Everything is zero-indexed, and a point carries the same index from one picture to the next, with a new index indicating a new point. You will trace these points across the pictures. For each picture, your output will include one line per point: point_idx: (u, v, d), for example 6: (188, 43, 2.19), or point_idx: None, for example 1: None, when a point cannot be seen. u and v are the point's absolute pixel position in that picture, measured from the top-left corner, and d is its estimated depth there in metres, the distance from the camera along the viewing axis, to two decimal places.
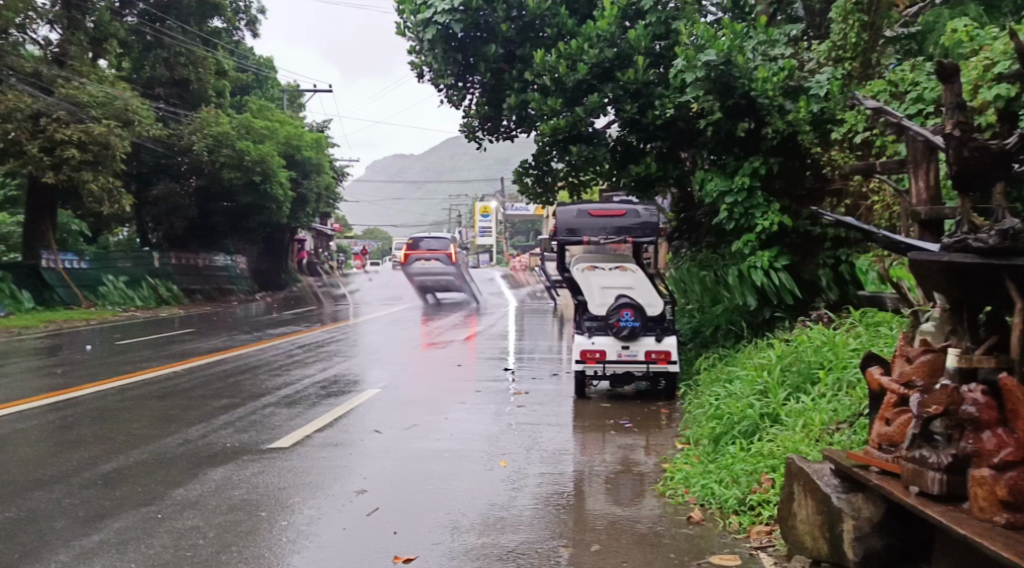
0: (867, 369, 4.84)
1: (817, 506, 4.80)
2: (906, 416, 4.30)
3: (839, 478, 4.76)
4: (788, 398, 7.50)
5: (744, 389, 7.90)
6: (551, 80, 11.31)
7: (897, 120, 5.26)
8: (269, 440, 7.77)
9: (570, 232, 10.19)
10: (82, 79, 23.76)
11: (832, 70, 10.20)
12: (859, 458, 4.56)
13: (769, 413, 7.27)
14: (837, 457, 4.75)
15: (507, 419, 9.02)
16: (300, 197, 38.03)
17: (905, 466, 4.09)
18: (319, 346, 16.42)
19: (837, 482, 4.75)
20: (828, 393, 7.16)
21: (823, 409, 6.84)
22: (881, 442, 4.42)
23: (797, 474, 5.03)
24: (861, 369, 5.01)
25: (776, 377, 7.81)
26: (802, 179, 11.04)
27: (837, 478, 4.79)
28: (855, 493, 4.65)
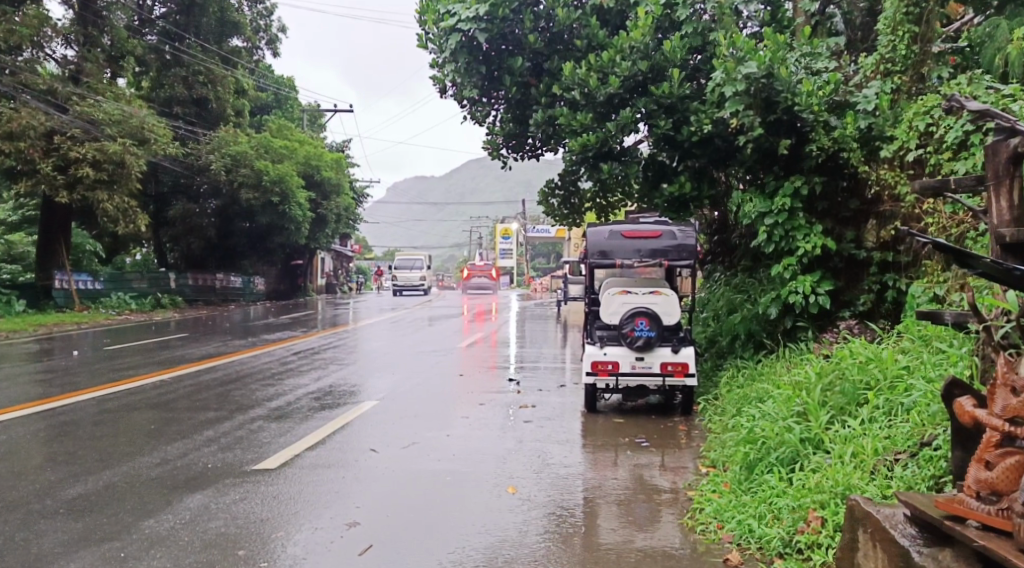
0: (951, 396, 4.01)
1: (893, 559, 3.99)
2: (1014, 459, 3.52)
3: (917, 528, 3.98)
4: (831, 422, 5.66)
5: (778, 407, 6.09)
6: (581, 94, 10.85)
7: (1011, 123, 4.56)
8: (252, 461, 6.96)
9: (602, 255, 9.61)
10: (98, 97, 23.65)
11: (881, 83, 9.70)
12: (947, 507, 3.77)
13: (811, 438, 5.53)
14: (919, 503, 3.94)
15: (519, 439, 8.22)
16: (320, 218, 37.79)
17: (1014, 522, 3.42)
18: (315, 352, 15.82)
19: (915, 533, 3.98)
20: (879, 417, 5.37)
21: (877, 434, 5.17)
22: (980, 490, 3.61)
23: (863, 518, 4.25)
24: (943, 398, 4.12)
25: (816, 396, 5.90)
26: (848, 201, 10.42)
27: (912, 527, 4.04)
28: (938, 546, 3.86)
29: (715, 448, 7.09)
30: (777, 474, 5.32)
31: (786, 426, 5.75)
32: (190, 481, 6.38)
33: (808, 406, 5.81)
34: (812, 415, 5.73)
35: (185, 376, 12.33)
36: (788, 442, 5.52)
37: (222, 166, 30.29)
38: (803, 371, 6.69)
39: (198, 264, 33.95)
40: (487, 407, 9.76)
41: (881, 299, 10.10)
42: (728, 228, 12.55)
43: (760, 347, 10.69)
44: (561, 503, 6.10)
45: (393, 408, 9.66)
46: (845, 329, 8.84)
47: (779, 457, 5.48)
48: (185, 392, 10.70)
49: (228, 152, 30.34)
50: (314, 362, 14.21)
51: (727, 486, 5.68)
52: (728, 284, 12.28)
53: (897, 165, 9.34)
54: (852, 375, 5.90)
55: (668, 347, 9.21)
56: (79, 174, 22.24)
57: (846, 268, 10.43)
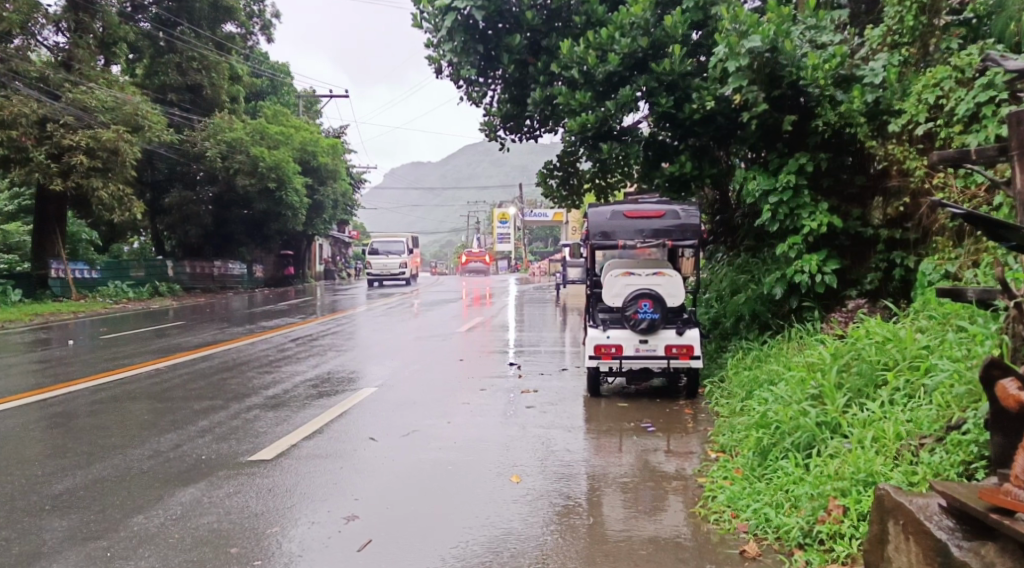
0: (991, 378, 3.82)
1: (930, 554, 3.85)
2: None
3: (956, 520, 3.84)
4: (848, 405, 5.47)
5: (792, 389, 5.89)
6: (580, 72, 10.59)
7: None
8: (247, 453, 6.76)
9: (604, 236, 9.38)
10: (90, 84, 23.33)
11: (888, 57, 9.48)
12: (990, 498, 3.62)
13: (828, 422, 5.33)
14: (957, 493, 3.79)
15: (522, 425, 8.02)
16: (317, 204, 37.52)
17: None
18: (313, 339, 15.62)
19: (954, 525, 3.83)
20: (900, 399, 5.18)
21: (898, 417, 4.99)
22: None
23: (893, 510, 4.10)
24: (980, 381, 3.93)
25: (833, 378, 5.70)
26: (855, 178, 10.18)
27: (949, 518, 3.89)
28: (980, 540, 3.74)
29: (725, 432, 6.88)
30: (794, 460, 5.13)
31: (801, 410, 5.55)
32: (181, 474, 6.17)
33: (824, 388, 5.60)
34: (828, 397, 5.53)
35: (182, 364, 12.11)
36: (802, 426, 5.33)
37: (217, 153, 29.92)
38: (816, 352, 6.49)
39: (195, 252, 33.64)
40: (488, 392, 9.57)
41: (889, 277, 9.86)
42: (731, 208, 12.30)
43: (766, 328, 10.46)
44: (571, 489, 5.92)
45: (392, 396, 9.44)
46: (854, 308, 8.62)
47: (795, 442, 5.28)
48: (181, 381, 10.49)
49: (223, 139, 29.96)
50: (312, 349, 14.00)
51: (740, 472, 5.48)
52: (730, 265, 12.03)
53: (906, 140, 9.09)
54: (869, 355, 5.70)
55: (672, 330, 8.99)
56: (72, 162, 21.94)
57: (853, 246, 10.19)
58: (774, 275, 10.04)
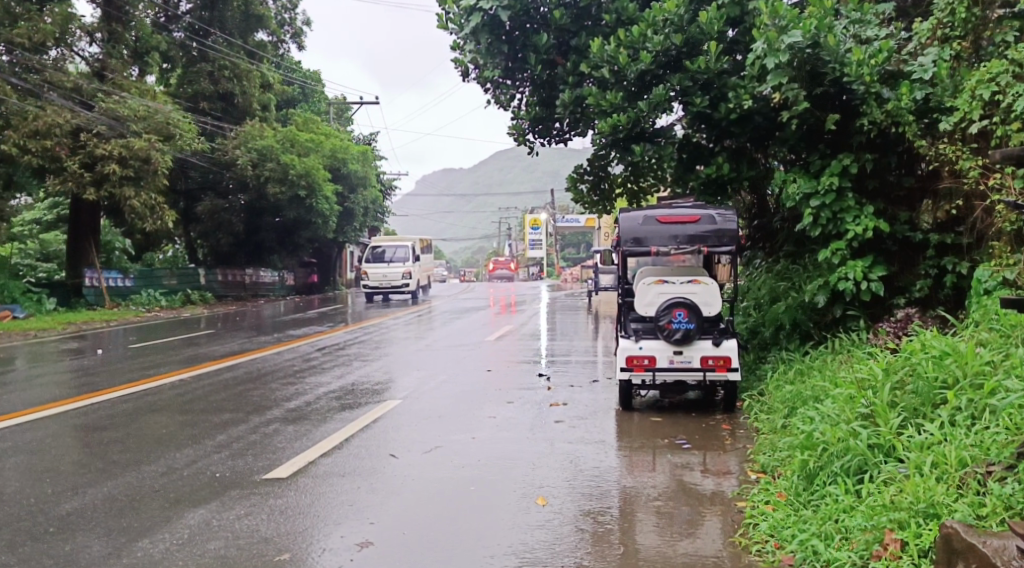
0: None
1: None
2: None
3: None
4: (903, 425, 5.05)
5: (839, 407, 5.48)
6: (610, 72, 10.21)
7: None
8: (264, 469, 6.47)
9: (636, 242, 8.96)
10: (123, 93, 23.41)
11: (938, 51, 9.02)
12: None
13: (880, 444, 4.93)
14: None
15: (550, 440, 7.67)
16: (347, 211, 37.48)
17: None
18: (340, 348, 15.37)
19: None
20: (962, 421, 4.77)
21: (962, 442, 4.58)
22: None
23: (963, 551, 3.82)
24: None
25: (885, 396, 5.29)
26: (901, 179, 9.72)
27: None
28: None
29: (765, 451, 6.47)
30: (844, 485, 4.72)
31: (850, 430, 5.14)
32: (194, 492, 5.89)
33: (876, 407, 5.19)
34: (880, 416, 5.12)
35: (207, 374, 11.89)
36: (852, 447, 4.93)
37: (249, 161, 29.94)
38: (865, 366, 6.06)
39: (227, 260, 33.68)
40: (515, 405, 9.21)
41: (939, 284, 9.38)
42: (768, 212, 11.84)
43: (807, 337, 9.99)
44: (606, 512, 5.58)
45: (416, 408, 9.12)
46: (905, 318, 8.17)
47: (844, 466, 4.87)
48: (204, 392, 10.27)
49: (255, 147, 29.99)
50: (338, 359, 13.73)
51: (783, 497, 5.08)
52: (768, 271, 11.55)
53: (958, 139, 8.63)
54: (926, 371, 5.29)
55: (708, 340, 8.57)
56: (106, 171, 22.00)
57: (899, 251, 9.72)
58: (816, 282, 9.59)
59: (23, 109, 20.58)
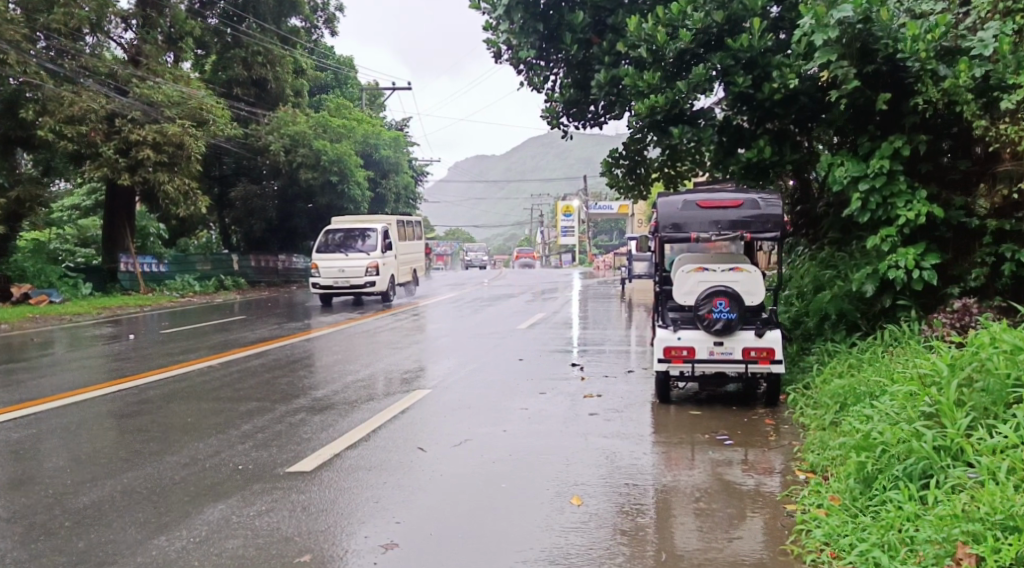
0: None
1: None
2: None
3: None
4: (973, 426, 4.69)
5: (900, 405, 5.11)
6: (648, 51, 9.77)
7: None
8: (286, 462, 6.24)
9: (675, 228, 8.57)
10: (157, 79, 23.43)
11: (999, 25, 8.51)
12: None
13: (948, 446, 4.57)
14: None
15: (584, 434, 7.35)
16: (379, 197, 37.30)
17: None
18: (370, 335, 15.17)
19: None
20: None
21: None
22: None
23: None
24: None
25: (952, 394, 4.92)
26: (957, 162, 9.24)
27: None
28: None
29: (814, 449, 6.11)
30: (909, 492, 4.37)
31: (913, 431, 4.77)
32: (216, 486, 5.67)
33: (941, 405, 4.82)
34: (946, 415, 4.75)
35: (236, 360, 11.73)
36: (916, 450, 4.57)
37: (282, 147, 29.94)
38: (925, 359, 5.67)
39: (260, 246, 33.72)
40: (548, 396, 8.91)
41: (996, 273, 8.90)
42: (812, 197, 11.36)
43: (854, 328, 9.57)
44: (647, 513, 5.27)
45: (446, 399, 8.84)
46: (961, 310, 7.73)
47: (907, 471, 4.53)
48: (232, 379, 10.09)
49: (287, 132, 29.82)
50: (368, 346, 13.52)
51: (837, 501, 4.73)
52: (812, 259, 11.10)
53: (1020, 119, 8.14)
54: (999, 367, 4.91)
55: (751, 330, 8.18)
56: (140, 156, 21.98)
57: (954, 237, 9.25)
58: (864, 270, 9.17)
59: (59, 95, 20.75)
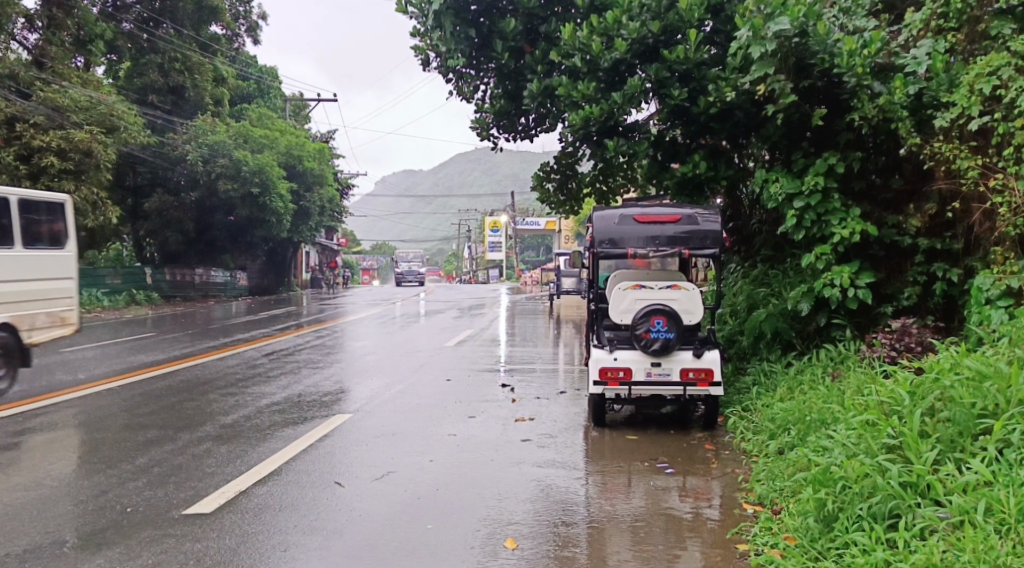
0: None
1: None
2: None
3: None
4: (938, 462, 4.50)
5: (857, 438, 4.88)
6: (583, 61, 9.51)
7: None
8: (189, 502, 5.61)
9: (611, 244, 8.23)
10: (64, 83, 22.15)
11: (932, 42, 8.40)
12: None
13: (914, 484, 4.36)
14: None
15: (517, 463, 6.87)
16: (301, 212, 35.84)
17: None
18: (290, 354, 14.44)
19: None
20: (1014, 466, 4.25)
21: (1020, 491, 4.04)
22: None
23: None
24: None
25: (915, 426, 4.73)
26: (889, 181, 9.13)
27: None
28: None
29: (760, 478, 5.82)
30: (876, 533, 4.15)
31: (876, 466, 4.56)
32: (97, 535, 5.01)
33: (906, 437, 4.62)
34: (911, 448, 4.55)
35: (140, 381, 10.88)
36: (881, 486, 4.38)
37: (199, 157, 28.69)
38: (884, 387, 5.46)
39: (176, 259, 32.30)
40: (476, 421, 8.38)
41: (928, 292, 8.84)
42: (743, 214, 11.15)
43: (789, 347, 9.35)
44: (598, 553, 4.92)
45: (367, 424, 8.27)
46: (900, 330, 7.53)
47: (872, 510, 4.31)
48: (133, 404, 9.30)
49: (205, 142, 28.80)
50: (287, 366, 12.81)
51: (795, 542, 4.46)
52: (745, 277, 10.88)
53: (955, 137, 8.03)
54: (961, 397, 4.73)
55: (689, 351, 7.87)
56: (43, 163, 20.64)
57: (887, 256, 9.12)
58: (800, 289, 8.98)
59: None
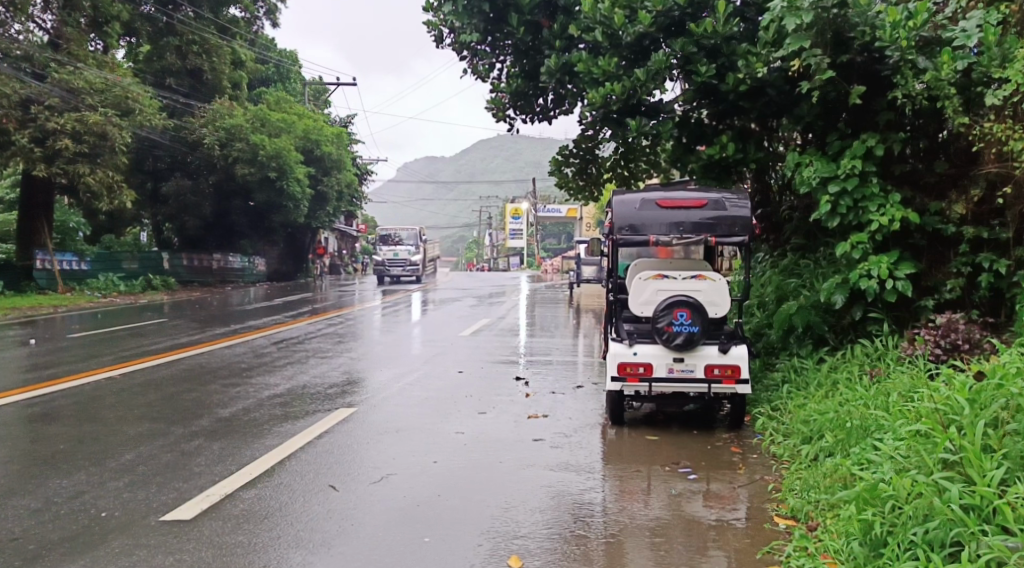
0: None
1: None
2: None
3: None
4: (1006, 482, 3.97)
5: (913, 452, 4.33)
6: (605, 35, 8.94)
7: None
8: (169, 507, 5.17)
9: (633, 231, 7.65)
10: (79, 64, 21.74)
11: (982, 14, 7.77)
12: None
13: (978, 506, 3.83)
14: None
15: (527, 466, 6.37)
16: (319, 195, 35.60)
17: None
18: (300, 341, 14.03)
19: None
20: None
21: None
22: None
23: None
24: None
25: (979, 439, 4.18)
26: (931, 165, 8.52)
27: None
28: None
29: (795, 490, 5.30)
30: (933, 564, 3.64)
31: (933, 485, 4.04)
32: (60, 545, 4.57)
33: (967, 451, 4.08)
34: (974, 465, 4.01)
35: (142, 370, 10.47)
36: (940, 509, 3.86)
37: (216, 141, 28.18)
38: (938, 392, 4.90)
39: (194, 244, 31.98)
40: (486, 418, 7.88)
41: (972, 284, 8.24)
42: (771, 201, 10.52)
43: (821, 342, 8.78)
44: None
45: (371, 420, 7.79)
46: (946, 326, 6.95)
47: (929, 536, 3.80)
48: (130, 393, 8.89)
49: (223, 126, 28.23)
50: (296, 354, 12.41)
51: None
52: (774, 267, 10.28)
53: (1008, 116, 7.42)
54: None
55: (714, 346, 7.34)
56: (57, 146, 20.31)
57: (928, 245, 8.51)
58: (834, 279, 8.40)
59: None
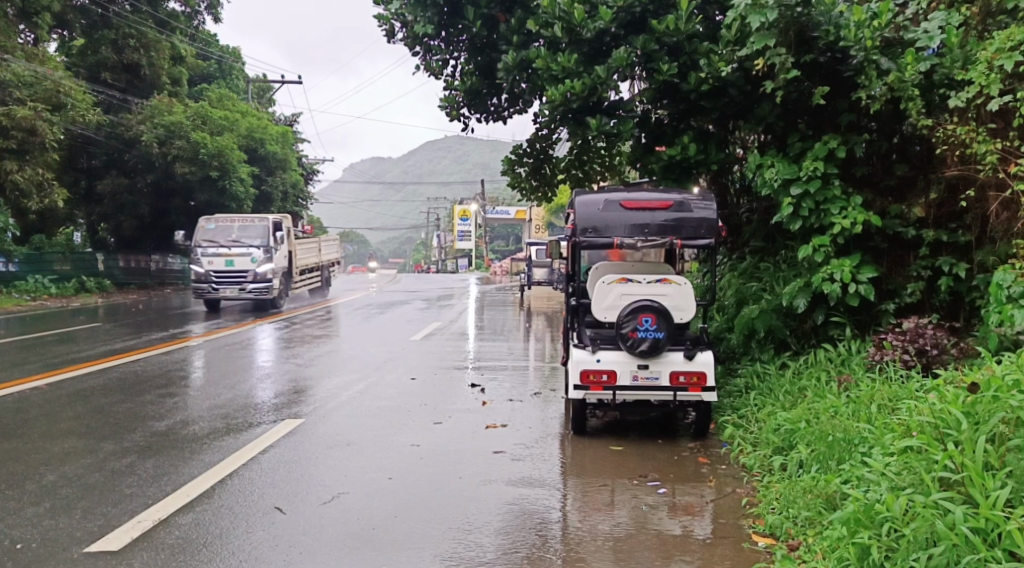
0: None
1: None
2: None
3: None
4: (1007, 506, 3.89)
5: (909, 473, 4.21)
6: (563, 31, 8.69)
7: None
8: (105, 540, 4.75)
9: (596, 232, 7.38)
10: (6, 56, 20.68)
11: (945, 15, 7.68)
12: None
13: (985, 531, 3.74)
14: None
15: (487, 481, 6.02)
16: (264, 196, 34.70)
17: None
18: (242, 347, 13.45)
19: None
20: None
21: None
22: None
23: None
24: None
25: (974, 458, 4.06)
26: (893, 167, 8.42)
27: None
28: None
29: (771, 506, 5.07)
30: None
31: (935, 507, 3.94)
32: None
33: (969, 469, 3.98)
34: (977, 484, 3.92)
35: (72, 379, 9.86)
36: (945, 534, 3.74)
37: (155, 138, 27.19)
38: (927, 405, 4.80)
39: (130, 245, 30.86)
40: (442, 429, 7.52)
41: (934, 288, 8.17)
42: (728, 205, 10.21)
43: (783, 347, 8.63)
44: None
45: (318, 432, 7.35)
46: (913, 331, 6.83)
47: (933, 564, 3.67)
48: (57, 405, 8.31)
49: (161, 123, 27.27)
50: (239, 361, 11.85)
51: None
52: (733, 270, 10.12)
53: (972, 118, 7.33)
54: None
55: (679, 352, 7.10)
56: None
57: (888, 249, 8.41)
58: (796, 284, 8.26)
59: None
